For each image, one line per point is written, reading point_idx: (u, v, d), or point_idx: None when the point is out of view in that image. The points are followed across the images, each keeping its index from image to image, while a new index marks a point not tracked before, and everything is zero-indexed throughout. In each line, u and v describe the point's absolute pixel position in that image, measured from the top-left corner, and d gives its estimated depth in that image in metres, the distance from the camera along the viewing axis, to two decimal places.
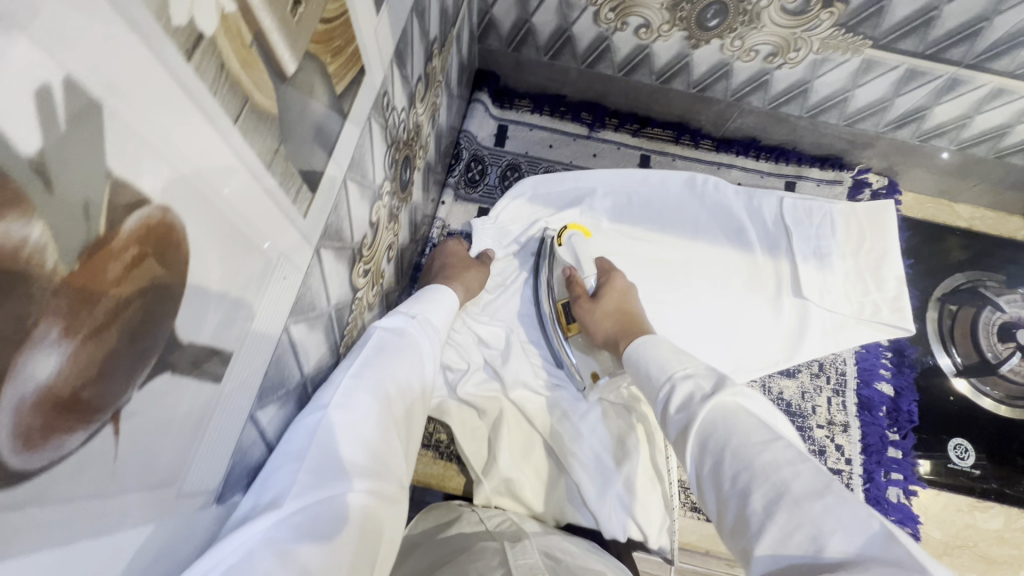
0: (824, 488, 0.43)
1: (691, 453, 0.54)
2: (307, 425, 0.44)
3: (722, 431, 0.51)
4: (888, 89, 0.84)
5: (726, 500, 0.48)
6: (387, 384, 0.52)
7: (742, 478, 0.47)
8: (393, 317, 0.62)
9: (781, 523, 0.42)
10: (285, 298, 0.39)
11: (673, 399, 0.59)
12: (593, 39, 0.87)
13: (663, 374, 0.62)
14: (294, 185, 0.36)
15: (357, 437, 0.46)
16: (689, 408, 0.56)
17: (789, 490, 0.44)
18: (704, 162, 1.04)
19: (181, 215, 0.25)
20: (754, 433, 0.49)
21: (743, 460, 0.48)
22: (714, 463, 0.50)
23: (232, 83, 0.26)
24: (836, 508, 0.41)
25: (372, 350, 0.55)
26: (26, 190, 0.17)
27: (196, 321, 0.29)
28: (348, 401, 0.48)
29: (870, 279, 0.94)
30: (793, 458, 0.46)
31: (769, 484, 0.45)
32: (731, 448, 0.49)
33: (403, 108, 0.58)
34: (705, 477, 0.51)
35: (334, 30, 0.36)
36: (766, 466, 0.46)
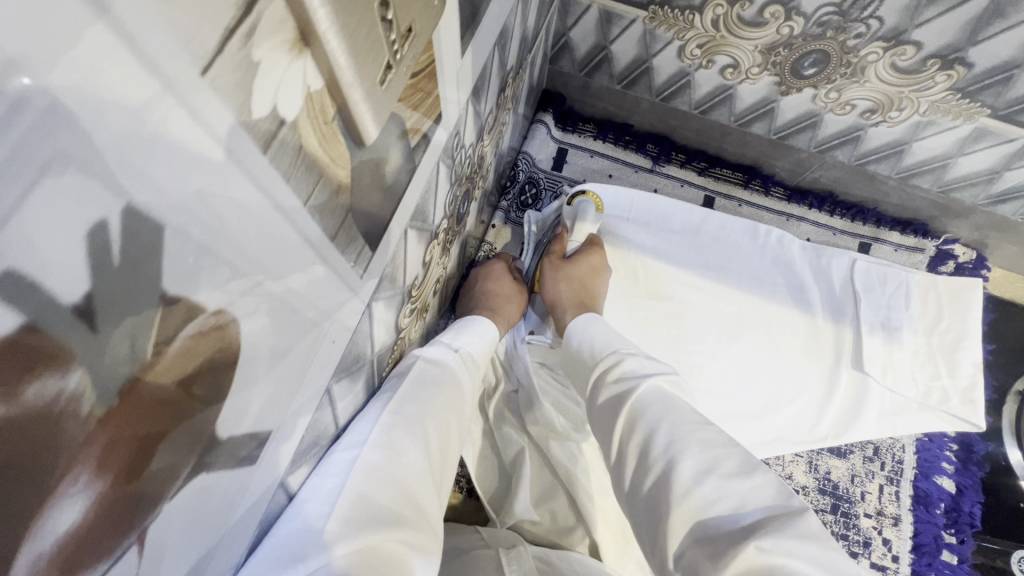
0: (751, 467, 0.46)
1: (621, 421, 0.55)
2: (339, 464, 0.43)
3: (659, 407, 0.53)
4: (998, 161, 0.76)
5: (654, 462, 0.49)
6: (422, 419, 0.51)
7: (676, 445, 0.49)
8: (436, 349, 0.61)
9: (708, 489, 0.44)
10: (330, 361, 0.36)
11: (614, 369, 0.61)
12: (672, 74, 0.82)
13: (602, 346, 0.65)
14: (355, 251, 0.33)
15: (393, 479, 0.44)
16: (628, 380, 0.58)
17: (718, 464, 0.46)
18: (772, 211, 0.97)
19: (237, 313, 0.22)
20: (689, 414, 0.52)
21: (677, 434, 0.50)
22: (644, 434, 0.52)
23: (307, 163, 0.23)
24: (760, 486, 0.44)
25: (409, 382, 0.54)
26: (65, 339, 0.14)
27: (238, 413, 0.26)
28: (387, 440, 0.46)
29: (942, 363, 0.86)
30: (725, 440, 0.49)
31: (700, 458, 0.47)
32: (667, 420, 0.52)
33: (472, 142, 0.55)
34: (632, 447, 0.53)
35: (420, 84, 0.32)
36: (700, 442, 0.48)
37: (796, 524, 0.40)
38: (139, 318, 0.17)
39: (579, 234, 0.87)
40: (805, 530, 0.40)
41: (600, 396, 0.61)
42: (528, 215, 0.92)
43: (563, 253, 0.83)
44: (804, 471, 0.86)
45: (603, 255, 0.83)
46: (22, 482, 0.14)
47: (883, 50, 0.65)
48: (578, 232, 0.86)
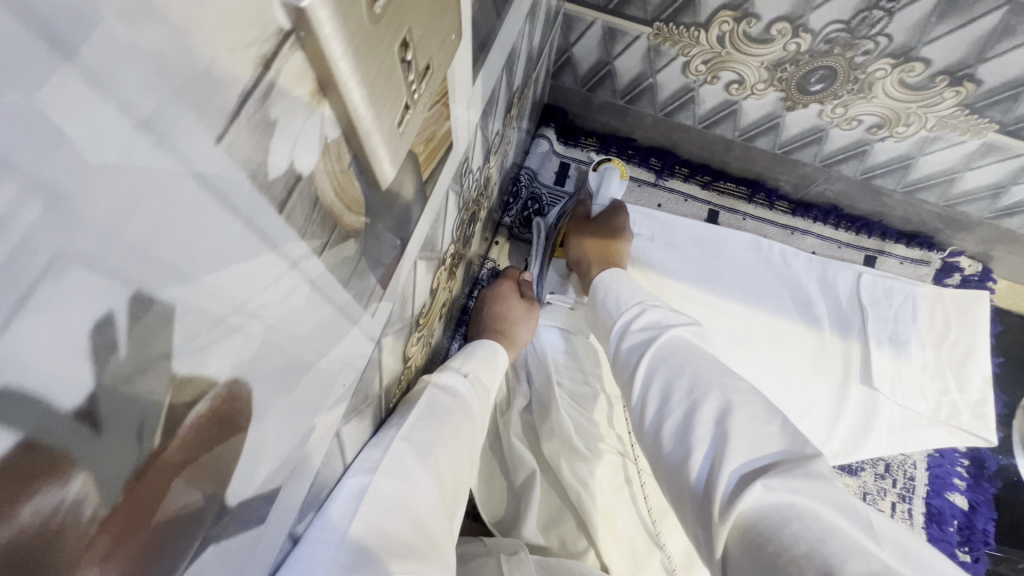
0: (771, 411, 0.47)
1: (644, 369, 0.56)
2: (351, 491, 0.41)
3: (682, 355, 0.55)
4: (1005, 175, 0.75)
5: (675, 405, 0.50)
6: (435, 444, 0.50)
7: (698, 388, 0.50)
8: (447, 375, 0.60)
9: (726, 423, 0.46)
10: (340, 404, 0.35)
11: (639, 320, 0.62)
12: (676, 89, 0.81)
13: (630, 298, 0.66)
14: (366, 292, 0.31)
15: (406, 511, 0.43)
16: (653, 329, 0.60)
17: (738, 403, 0.47)
18: (777, 224, 0.97)
19: (249, 380, 0.21)
20: (713, 363, 0.53)
21: (698, 379, 0.51)
22: (665, 380, 0.53)
23: (321, 216, 0.22)
24: (776, 431, 0.45)
25: (422, 406, 0.53)
26: (64, 450, 0.13)
27: (248, 478, 0.24)
28: (400, 469, 0.45)
29: (951, 377, 0.86)
30: (746, 388, 0.50)
31: (720, 399, 0.48)
32: (692, 366, 0.53)
33: (479, 165, 0.54)
34: (654, 390, 0.53)
35: (433, 118, 0.31)
36: (721, 385, 0.50)
37: (805, 468, 0.42)
38: (144, 411, 0.15)
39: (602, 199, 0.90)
40: (816, 472, 0.41)
41: (622, 344, 0.61)
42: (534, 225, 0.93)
43: (586, 215, 0.87)
44: None
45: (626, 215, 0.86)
46: None
47: (891, 67, 0.64)
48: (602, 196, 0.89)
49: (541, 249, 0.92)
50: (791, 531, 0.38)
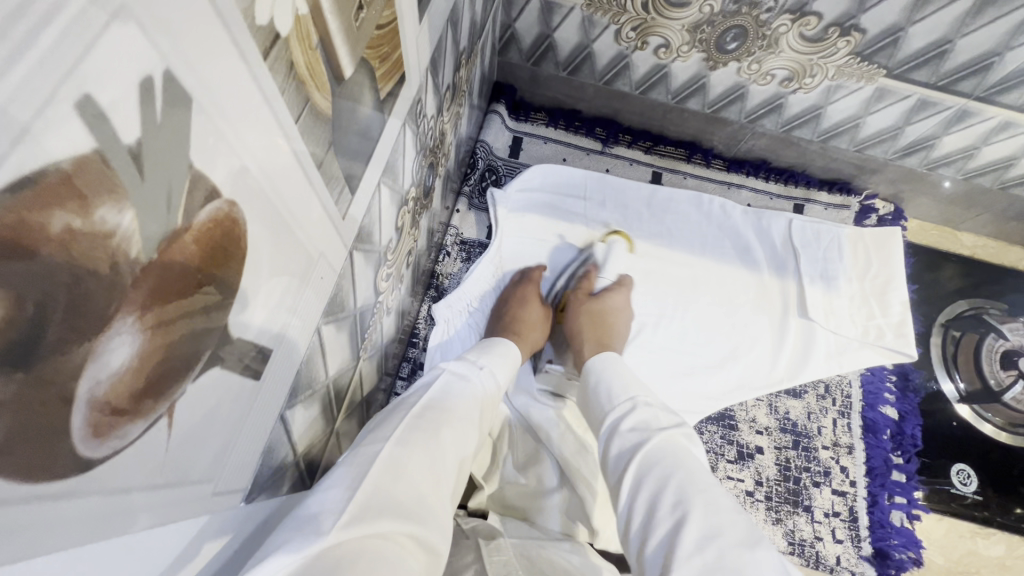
0: (754, 541, 0.44)
1: (630, 477, 0.53)
2: (366, 453, 0.45)
3: (669, 463, 0.52)
4: (899, 117, 0.86)
5: (659, 525, 0.47)
6: (439, 416, 0.54)
7: (682, 506, 0.47)
8: (464, 365, 0.65)
9: (707, 554, 0.42)
10: (321, 298, 0.39)
11: (628, 418, 0.59)
12: (612, 57, 0.89)
13: (619, 394, 0.63)
14: (337, 186, 0.36)
15: (405, 475, 0.45)
16: (643, 433, 0.57)
17: (719, 531, 0.44)
18: (714, 181, 1.06)
19: (244, 208, 0.25)
20: (700, 476, 0.51)
21: (682, 496, 0.48)
22: (652, 493, 0.50)
23: (296, 83, 0.27)
24: (760, 561, 0.42)
25: (434, 390, 0.57)
26: (122, 177, 0.17)
27: (245, 317, 0.29)
28: (405, 437, 0.48)
29: (875, 304, 0.96)
30: (732, 508, 0.47)
31: (705, 524, 0.45)
32: (676, 480, 0.50)
33: (433, 115, 0.59)
34: (639, 500, 0.51)
35: (384, 37, 0.37)
36: (707, 506, 0.47)
37: None
38: (172, 180, 0.20)
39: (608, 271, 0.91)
40: None
41: (611, 449, 0.58)
42: (492, 192, 0.96)
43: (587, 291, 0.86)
44: (767, 413, 0.92)
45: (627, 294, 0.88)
46: (88, 308, 0.17)
47: (792, 22, 0.74)
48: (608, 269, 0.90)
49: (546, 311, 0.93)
50: None
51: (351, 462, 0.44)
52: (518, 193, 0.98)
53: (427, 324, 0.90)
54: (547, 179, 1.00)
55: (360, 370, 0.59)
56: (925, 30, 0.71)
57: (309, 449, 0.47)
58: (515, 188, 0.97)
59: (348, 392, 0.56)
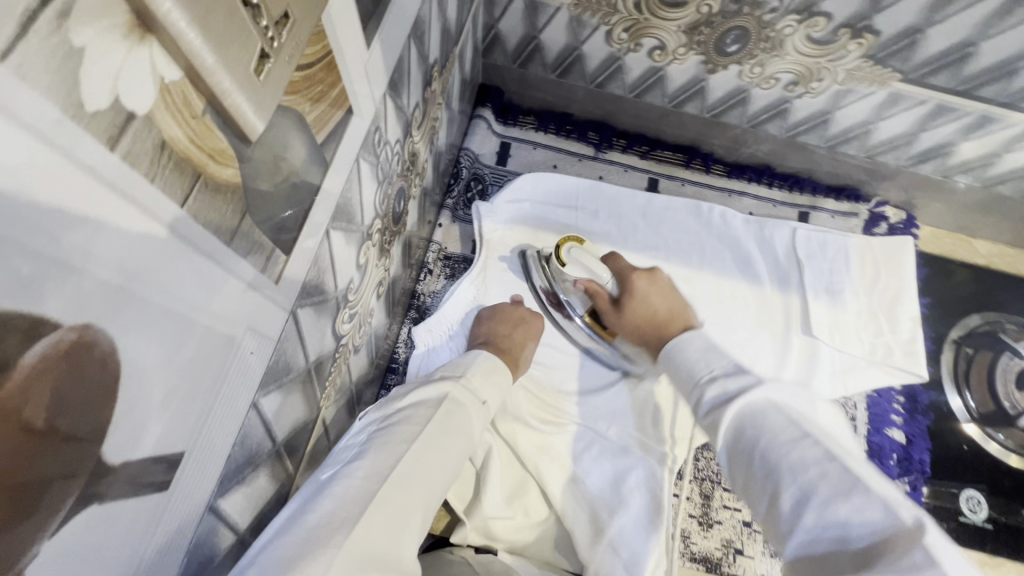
0: (853, 486, 0.37)
1: (721, 442, 0.46)
2: (350, 495, 0.42)
3: (747, 432, 0.44)
4: (915, 123, 0.79)
5: (757, 498, 0.42)
6: (428, 455, 0.49)
7: (768, 477, 0.41)
8: (467, 390, 0.59)
9: (811, 522, 0.37)
10: (252, 375, 0.34)
11: (696, 405, 0.50)
12: (603, 59, 0.83)
13: (689, 377, 0.53)
14: (262, 253, 0.31)
15: (393, 519, 0.42)
16: (712, 413, 0.48)
17: (823, 489, 0.38)
18: (714, 188, 0.99)
19: (109, 326, 0.21)
20: (780, 432, 0.42)
21: (771, 460, 0.41)
22: (741, 465, 0.44)
23: (177, 162, 0.22)
24: (864, 511, 0.35)
25: (432, 423, 0.52)
26: None
27: (133, 437, 0.24)
28: (399, 473, 0.46)
29: (884, 320, 0.90)
30: (821, 455, 0.39)
31: (794, 489, 0.39)
32: (757, 451, 0.43)
33: (398, 139, 0.53)
34: (736, 465, 0.45)
35: (313, 76, 0.31)
36: (792, 467, 0.40)
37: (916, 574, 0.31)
38: None
39: (602, 270, 0.77)
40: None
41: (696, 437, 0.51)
42: (475, 206, 0.91)
43: (610, 300, 0.78)
44: None
45: (643, 279, 0.75)
46: None
47: (798, 23, 0.67)
48: (599, 274, 0.77)
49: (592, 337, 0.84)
50: None
51: (320, 506, 0.41)
52: (506, 204, 0.92)
53: (408, 346, 0.86)
54: (537, 188, 0.94)
55: (324, 417, 0.54)
56: (946, 32, 0.64)
57: (260, 519, 0.43)
58: (503, 197, 0.92)
59: (308, 445, 0.51)
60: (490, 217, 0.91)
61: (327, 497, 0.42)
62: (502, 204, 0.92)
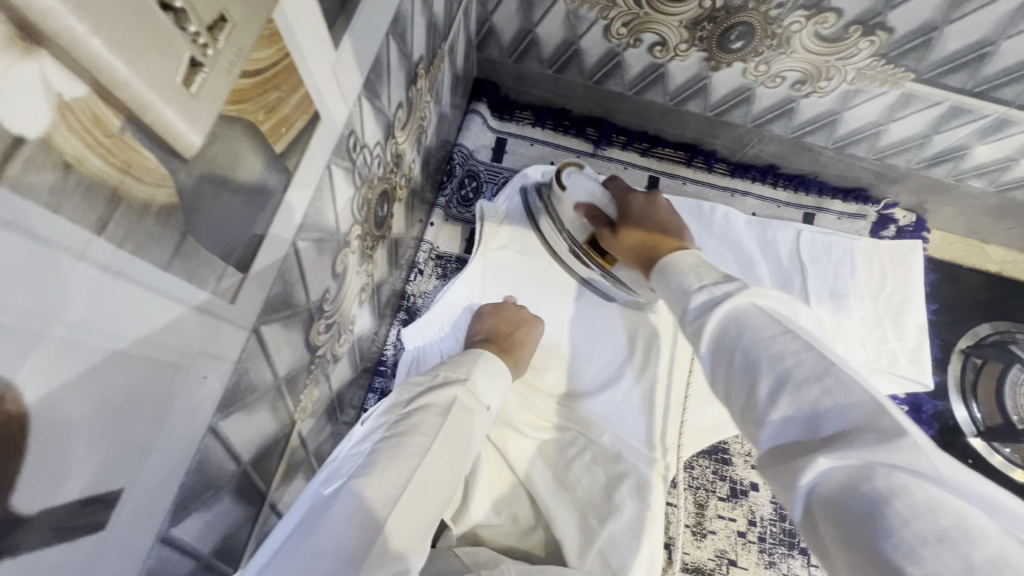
0: (826, 370, 0.37)
1: (709, 335, 0.46)
2: (362, 516, 0.41)
3: (731, 331, 0.44)
4: (927, 126, 0.76)
5: (733, 390, 0.42)
6: (437, 469, 0.49)
7: (746, 367, 0.41)
8: (475, 396, 0.59)
9: (794, 398, 0.37)
10: (208, 398, 0.33)
11: (683, 313, 0.50)
12: (602, 55, 0.80)
13: (686, 282, 0.53)
14: (211, 273, 0.29)
15: (400, 539, 0.43)
16: (699, 318, 0.48)
17: (809, 369, 0.38)
18: (717, 187, 0.97)
19: (9, 373, 0.19)
20: (762, 329, 0.43)
21: (751, 354, 0.41)
22: (721, 363, 0.44)
23: (87, 187, 0.20)
24: (838, 388, 0.36)
25: (439, 437, 0.51)
26: None
27: (54, 481, 0.22)
28: (408, 492, 0.45)
29: (889, 327, 0.87)
30: (799, 347, 0.40)
31: (772, 375, 0.39)
32: (740, 347, 0.43)
33: (378, 142, 0.51)
34: (719, 358, 0.45)
35: (266, 82, 0.29)
36: (771, 356, 0.40)
37: (881, 434, 0.32)
38: None
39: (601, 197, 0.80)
40: (890, 435, 0.32)
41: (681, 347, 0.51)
42: (478, 202, 0.89)
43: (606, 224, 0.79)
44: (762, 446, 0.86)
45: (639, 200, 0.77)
46: None
47: (806, 19, 0.64)
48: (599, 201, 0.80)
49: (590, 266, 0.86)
50: (865, 498, 0.30)
51: (324, 532, 0.39)
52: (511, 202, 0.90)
53: (396, 349, 0.84)
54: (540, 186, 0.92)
55: (300, 429, 0.52)
56: (963, 31, 0.61)
57: (226, 541, 0.42)
58: (510, 194, 0.91)
59: (281, 461, 0.50)
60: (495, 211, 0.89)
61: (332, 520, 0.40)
62: (507, 200, 0.91)
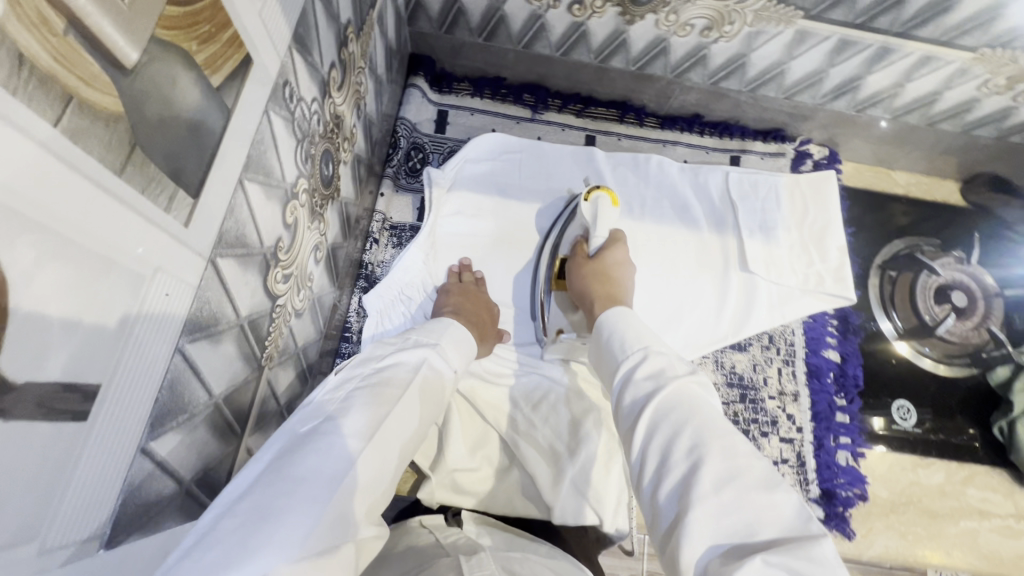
0: (774, 481, 0.39)
1: (643, 424, 0.46)
2: (339, 451, 0.41)
3: (687, 408, 0.45)
4: (823, 60, 0.84)
5: (669, 471, 0.42)
6: (408, 421, 0.49)
7: (694, 449, 0.42)
8: (440, 358, 0.59)
9: (725, 504, 0.37)
10: (172, 316, 0.35)
11: (640, 369, 0.52)
12: (526, 19, 0.85)
13: (632, 342, 0.56)
14: (163, 191, 0.32)
15: (372, 482, 0.43)
16: (654, 386, 0.49)
17: (740, 475, 0.39)
18: (650, 140, 1.03)
19: None
20: (716, 419, 0.44)
21: (703, 436, 0.42)
22: (666, 437, 0.44)
23: (42, 80, 0.23)
24: (779, 502, 0.37)
25: (412, 389, 0.51)
26: None
27: (36, 357, 0.25)
28: (380, 439, 0.45)
29: (814, 251, 0.95)
30: (751, 450, 0.42)
31: (724, 462, 0.40)
32: (692, 425, 0.43)
33: (314, 99, 0.54)
34: (651, 457, 0.44)
35: (197, 15, 0.32)
36: (725, 446, 0.41)
37: (813, 550, 0.34)
38: None
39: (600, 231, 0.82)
40: (822, 553, 0.33)
41: (621, 409, 0.51)
42: (428, 169, 0.92)
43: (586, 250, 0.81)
44: (712, 369, 0.93)
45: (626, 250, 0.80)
46: None
47: None
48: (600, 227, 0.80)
49: (543, 275, 0.87)
50: None
51: (305, 467, 0.39)
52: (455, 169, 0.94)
53: (360, 317, 0.87)
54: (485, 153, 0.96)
55: (268, 377, 0.55)
56: None
57: (205, 471, 0.44)
58: (457, 160, 0.94)
59: (253, 407, 0.52)
60: (442, 178, 0.92)
61: (313, 455, 0.40)
62: (454, 167, 0.94)
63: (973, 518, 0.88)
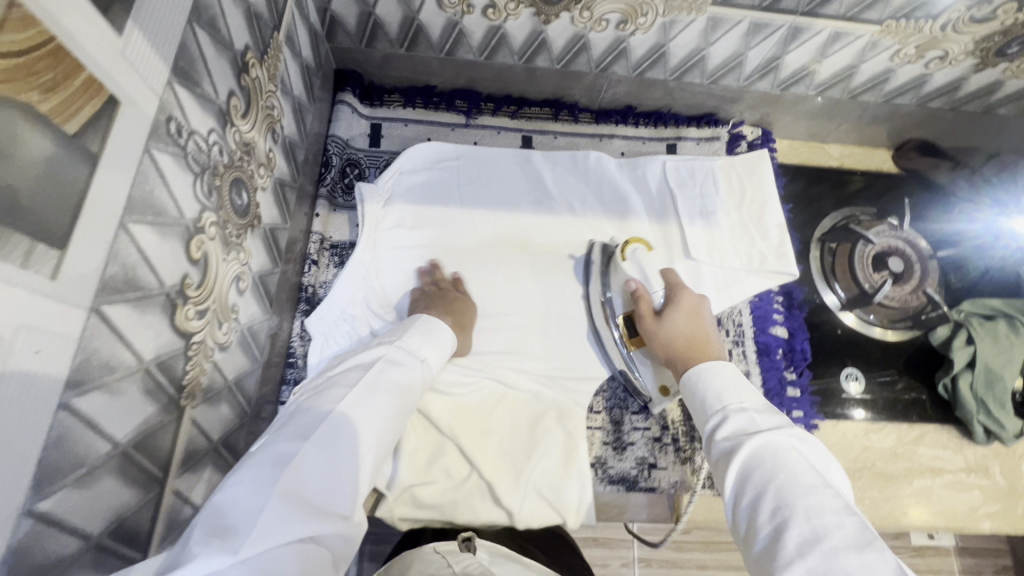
0: (866, 542, 0.39)
1: (730, 482, 0.48)
2: (276, 456, 0.42)
3: (769, 465, 0.46)
4: (739, 44, 0.85)
5: (762, 532, 0.43)
6: (360, 412, 0.48)
7: (781, 512, 0.42)
8: (401, 351, 0.58)
9: (813, 566, 0.38)
10: (46, 372, 0.34)
11: (722, 427, 0.53)
12: (443, 26, 0.85)
13: (712, 398, 0.57)
14: (16, 248, 0.31)
15: (327, 475, 0.43)
16: (735, 441, 0.50)
17: (827, 536, 0.39)
18: (586, 135, 1.03)
19: None
20: (803, 476, 0.44)
21: (787, 498, 0.43)
22: (752, 497, 0.45)
23: None
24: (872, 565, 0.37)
25: (363, 383, 0.51)
26: None
27: None
28: (329, 433, 0.45)
29: (754, 231, 0.97)
30: (844, 509, 0.42)
31: (809, 526, 0.40)
32: (776, 486, 0.44)
33: (211, 130, 0.53)
34: (740, 517, 0.46)
35: (33, 65, 0.31)
36: (810, 508, 0.42)
37: None
38: None
39: (655, 281, 0.80)
40: None
41: (711, 459, 0.53)
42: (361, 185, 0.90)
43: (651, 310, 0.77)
44: None
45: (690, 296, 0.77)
46: None
47: None
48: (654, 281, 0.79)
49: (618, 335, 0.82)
50: None
51: (237, 481, 0.41)
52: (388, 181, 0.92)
53: (303, 340, 0.86)
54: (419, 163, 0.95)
55: (192, 416, 0.54)
56: None
57: (119, 521, 0.44)
58: (392, 171, 0.92)
59: (176, 449, 0.51)
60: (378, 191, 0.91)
61: (253, 468, 0.41)
62: (388, 180, 0.92)
63: (926, 476, 0.90)
